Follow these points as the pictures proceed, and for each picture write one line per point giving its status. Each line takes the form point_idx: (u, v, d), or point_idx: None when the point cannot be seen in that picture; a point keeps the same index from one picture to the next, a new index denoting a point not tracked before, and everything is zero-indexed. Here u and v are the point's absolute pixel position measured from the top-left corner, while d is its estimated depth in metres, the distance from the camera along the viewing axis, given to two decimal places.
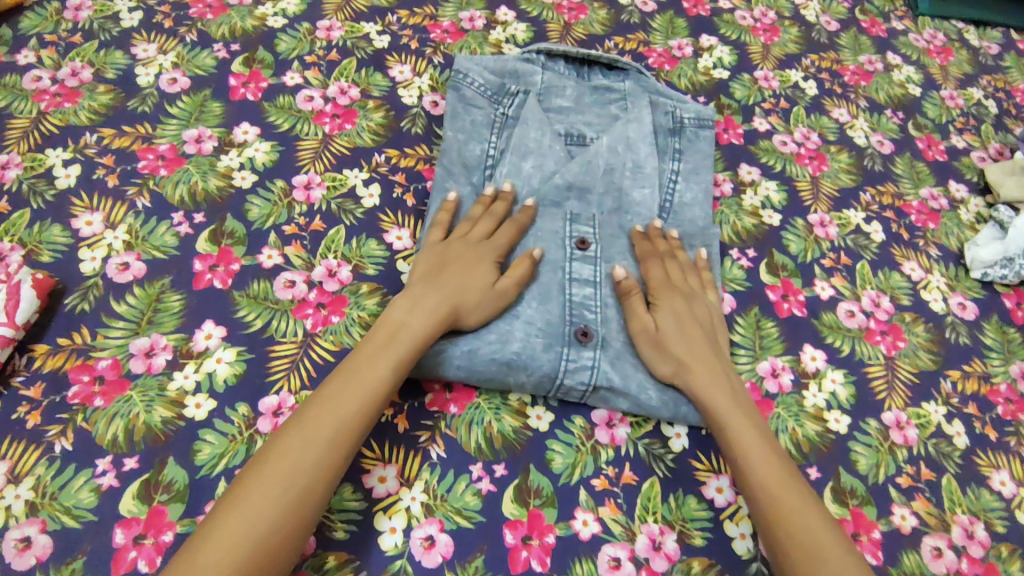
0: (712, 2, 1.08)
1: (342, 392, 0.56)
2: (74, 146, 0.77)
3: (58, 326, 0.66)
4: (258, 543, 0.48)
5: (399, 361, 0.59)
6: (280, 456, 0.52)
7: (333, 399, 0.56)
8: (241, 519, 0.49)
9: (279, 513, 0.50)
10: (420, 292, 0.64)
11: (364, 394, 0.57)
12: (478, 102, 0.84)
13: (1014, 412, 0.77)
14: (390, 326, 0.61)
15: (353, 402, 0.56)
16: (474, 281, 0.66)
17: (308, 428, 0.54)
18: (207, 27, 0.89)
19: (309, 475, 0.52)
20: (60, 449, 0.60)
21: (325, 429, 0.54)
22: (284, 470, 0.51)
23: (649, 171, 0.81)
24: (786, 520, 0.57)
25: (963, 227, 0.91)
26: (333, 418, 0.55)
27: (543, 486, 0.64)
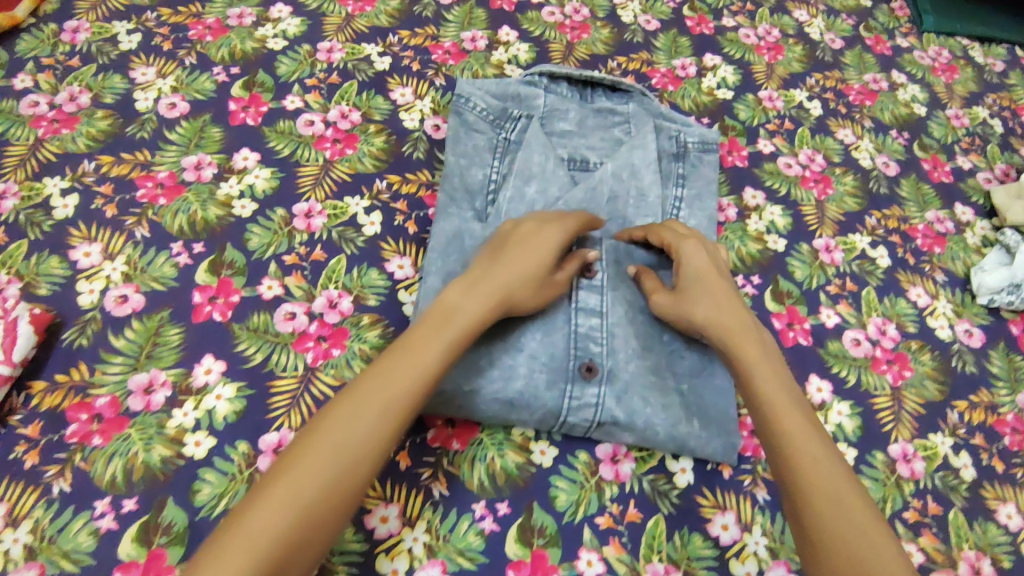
0: (715, 20, 1.07)
1: (402, 369, 0.54)
2: (72, 174, 0.76)
3: (57, 362, 0.66)
4: (295, 517, 0.46)
5: (452, 345, 0.57)
6: (321, 431, 0.49)
7: (394, 373, 0.53)
8: (291, 487, 0.47)
9: (321, 489, 0.47)
10: (484, 274, 0.62)
11: (420, 375, 0.54)
12: (480, 127, 0.83)
13: (1021, 442, 0.76)
14: (444, 310, 0.59)
15: (402, 381, 0.53)
16: (536, 261, 0.64)
17: (366, 402, 0.51)
18: (206, 50, 0.88)
19: (358, 452, 0.49)
20: (59, 491, 0.59)
21: (381, 404, 0.52)
22: (337, 441, 0.49)
23: (653, 199, 0.80)
24: (806, 471, 0.53)
25: (969, 251, 0.90)
26: (393, 396, 0.52)
27: (547, 525, 0.64)
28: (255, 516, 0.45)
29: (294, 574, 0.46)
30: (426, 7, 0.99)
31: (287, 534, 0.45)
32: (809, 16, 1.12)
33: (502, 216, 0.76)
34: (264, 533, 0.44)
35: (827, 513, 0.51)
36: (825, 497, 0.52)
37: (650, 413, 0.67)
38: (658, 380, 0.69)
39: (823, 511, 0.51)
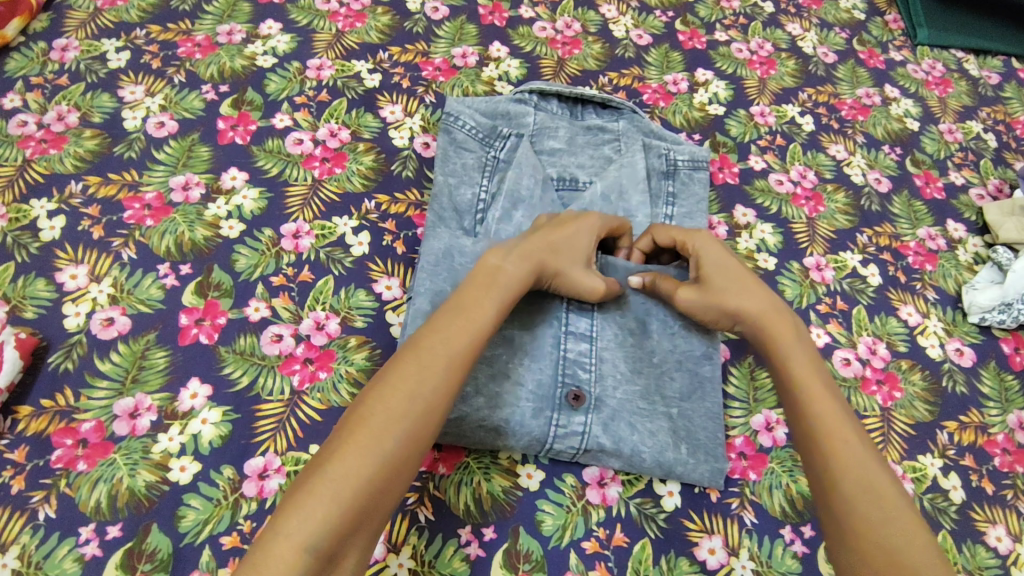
0: (708, 35, 1.07)
1: (457, 325, 0.56)
2: (60, 196, 0.77)
3: (43, 386, 0.66)
4: (381, 465, 0.48)
5: (503, 303, 0.59)
6: (393, 385, 0.51)
7: (447, 332, 0.55)
8: (369, 438, 0.48)
9: (402, 439, 0.49)
10: (526, 243, 0.64)
11: (475, 328, 0.56)
12: (469, 146, 0.83)
13: (1011, 463, 0.76)
14: (486, 271, 0.61)
15: (462, 338, 0.55)
16: (573, 250, 0.66)
17: (429, 357, 0.53)
18: (195, 68, 0.88)
19: (427, 402, 0.51)
20: (43, 517, 0.59)
21: (442, 357, 0.54)
22: (408, 392, 0.51)
23: (642, 219, 0.80)
24: (836, 457, 0.55)
25: (961, 268, 0.90)
26: (451, 351, 0.54)
27: (533, 550, 0.63)
28: (337, 466, 0.47)
29: (373, 519, 0.48)
30: (416, 23, 0.99)
31: (367, 483, 0.47)
32: (802, 30, 1.11)
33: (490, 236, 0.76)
34: (346, 485, 0.46)
35: (869, 514, 0.52)
36: (862, 491, 0.53)
37: (637, 439, 0.67)
38: (646, 405, 0.69)
39: (865, 509, 0.52)
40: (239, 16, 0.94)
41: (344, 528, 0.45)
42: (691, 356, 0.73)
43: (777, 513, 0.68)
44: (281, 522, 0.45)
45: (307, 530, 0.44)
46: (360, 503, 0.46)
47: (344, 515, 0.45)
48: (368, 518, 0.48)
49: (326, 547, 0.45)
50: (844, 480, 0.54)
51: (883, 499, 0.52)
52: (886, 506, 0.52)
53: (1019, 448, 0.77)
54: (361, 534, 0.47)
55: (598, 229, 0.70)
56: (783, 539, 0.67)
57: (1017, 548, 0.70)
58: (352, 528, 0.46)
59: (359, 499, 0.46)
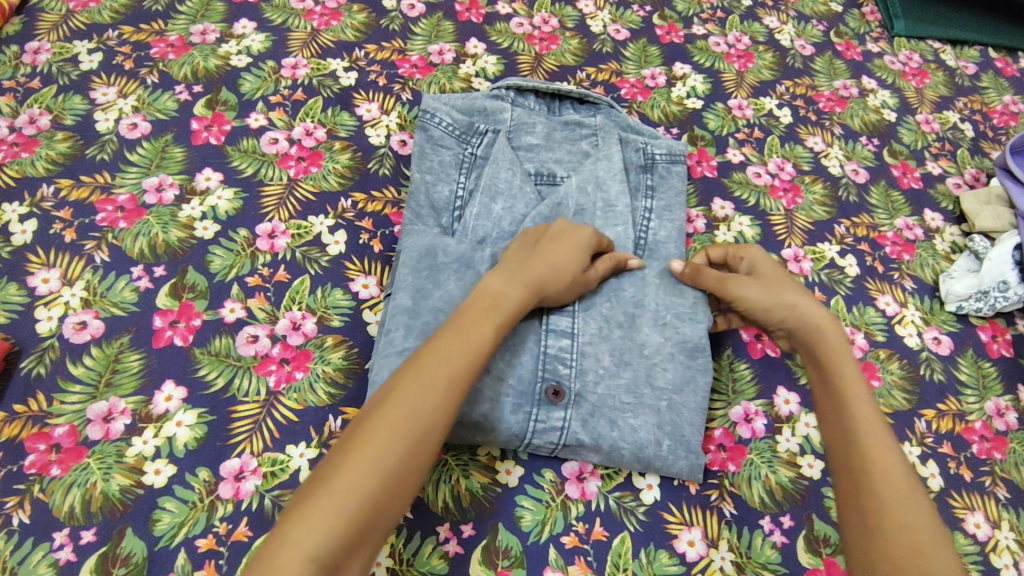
0: (685, 28, 1.07)
1: (459, 341, 0.55)
2: (31, 199, 0.76)
3: (15, 391, 0.65)
4: (386, 478, 0.47)
5: (501, 324, 0.58)
6: (400, 396, 0.51)
7: (450, 346, 0.55)
8: (371, 452, 0.48)
9: (407, 450, 0.49)
10: (519, 263, 0.64)
11: (475, 344, 0.55)
12: (446, 143, 0.82)
13: (989, 450, 0.76)
14: (489, 290, 0.60)
15: (465, 354, 0.54)
16: (565, 260, 0.66)
17: (433, 372, 0.52)
18: (168, 68, 0.88)
19: (427, 418, 0.50)
20: (17, 522, 0.59)
21: (442, 372, 0.53)
22: (409, 409, 0.50)
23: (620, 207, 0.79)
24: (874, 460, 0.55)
25: (938, 257, 0.90)
26: (452, 366, 0.53)
27: (512, 546, 0.63)
28: (341, 479, 0.46)
29: (376, 538, 0.47)
30: (393, 21, 0.98)
31: (367, 499, 0.46)
32: (779, 23, 1.12)
33: (468, 232, 0.76)
34: (348, 506, 0.45)
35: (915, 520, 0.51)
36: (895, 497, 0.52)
37: (616, 436, 0.66)
38: (631, 400, 0.68)
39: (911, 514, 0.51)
40: (213, 15, 0.94)
41: (349, 540, 0.45)
42: (683, 345, 0.71)
43: (757, 505, 0.68)
44: (288, 531, 0.44)
45: (312, 541, 0.43)
46: (359, 519, 0.45)
47: (347, 529, 0.45)
48: (371, 535, 0.46)
49: (329, 562, 0.44)
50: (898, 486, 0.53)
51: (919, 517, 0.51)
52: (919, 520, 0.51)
53: (997, 435, 0.78)
54: (363, 549, 0.46)
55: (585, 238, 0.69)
56: (762, 530, 0.67)
57: (995, 534, 0.71)
58: (355, 543, 0.45)
59: (361, 513, 0.46)
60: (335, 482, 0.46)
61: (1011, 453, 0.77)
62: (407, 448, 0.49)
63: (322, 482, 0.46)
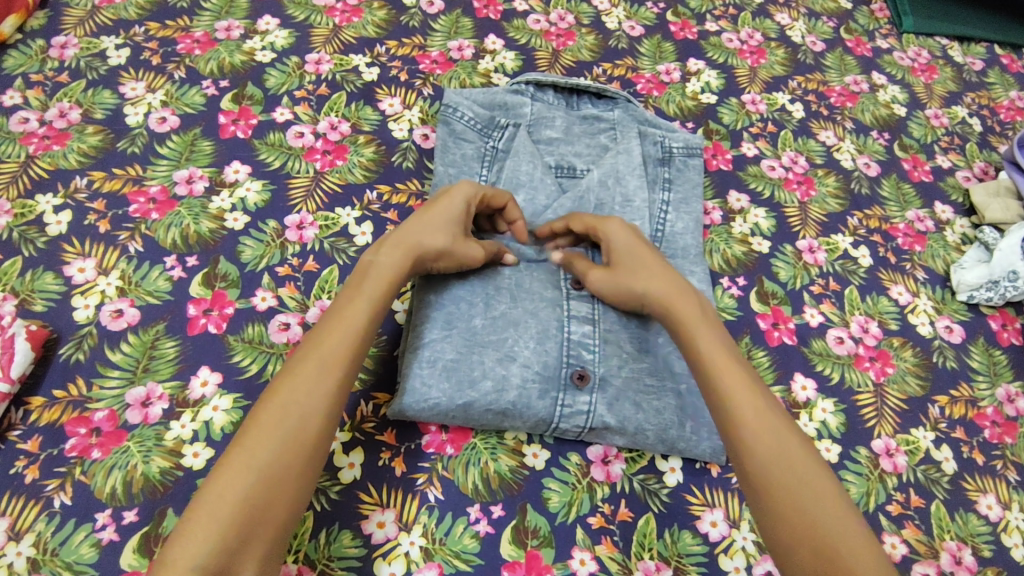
0: (698, 25, 1.09)
1: (335, 335, 0.57)
2: (65, 191, 0.77)
3: (54, 377, 0.67)
4: (263, 469, 0.49)
5: (376, 297, 0.60)
6: (273, 392, 0.53)
7: (324, 334, 0.57)
8: (248, 448, 0.50)
9: (282, 439, 0.50)
10: (404, 232, 0.65)
11: (348, 334, 0.57)
12: (467, 135, 0.84)
13: (1000, 434, 0.78)
14: (361, 269, 0.62)
15: (338, 336, 0.57)
16: (438, 220, 0.66)
17: (308, 372, 0.54)
18: (195, 63, 0.89)
19: (305, 404, 0.52)
20: (59, 504, 0.60)
21: (315, 359, 0.55)
22: (283, 400, 0.52)
23: (639, 201, 0.81)
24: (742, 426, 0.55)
25: (949, 248, 0.92)
26: (328, 360, 0.55)
27: (541, 526, 0.65)
28: (218, 483, 0.48)
29: (270, 526, 0.48)
30: (412, 17, 1.00)
31: (246, 499, 0.48)
32: (790, 19, 1.13)
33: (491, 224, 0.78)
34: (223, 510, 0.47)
35: (792, 498, 0.51)
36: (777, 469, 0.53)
37: (641, 418, 0.68)
38: (654, 383, 0.70)
39: (782, 481, 0.52)
40: (237, 12, 0.95)
41: (232, 536, 0.46)
42: None
43: None
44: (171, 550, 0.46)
45: (193, 550, 0.45)
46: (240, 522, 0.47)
47: (226, 535, 0.46)
48: (260, 531, 0.48)
49: (214, 567, 0.45)
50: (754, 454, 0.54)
51: (803, 471, 0.53)
52: (818, 487, 0.52)
53: (1008, 420, 0.80)
54: (255, 544, 0.47)
55: (473, 200, 0.69)
56: None
57: (1006, 515, 0.73)
58: (241, 545, 0.46)
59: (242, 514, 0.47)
60: (213, 486, 0.48)
61: (1021, 437, 0.78)
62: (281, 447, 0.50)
63: (200, 497, 0.48)
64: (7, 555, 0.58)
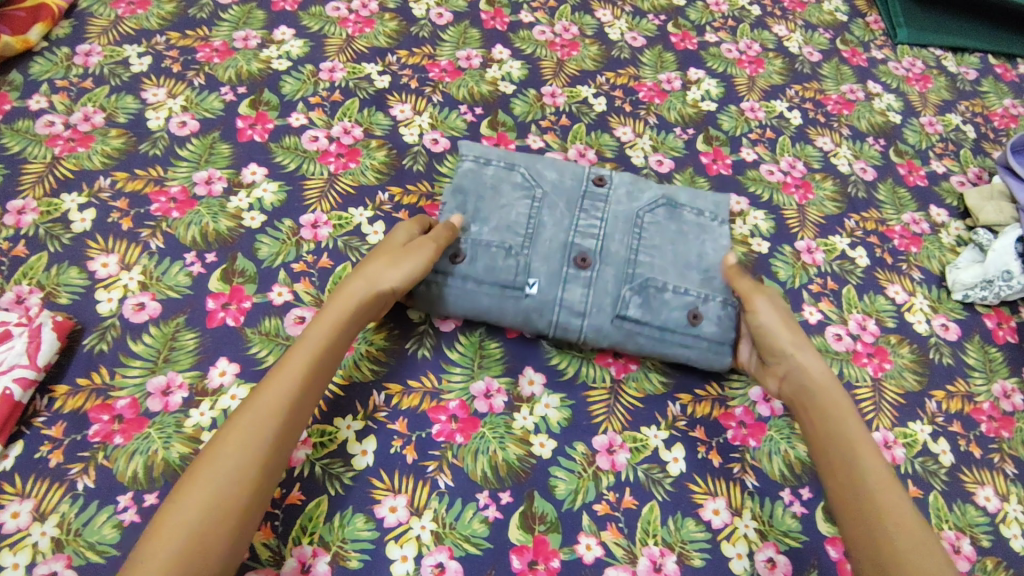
0: (698, 36, 1.13)
1: (269, 392, 0.58)
2: (89, 190, 0.80)
3: (78, 366, 0.69)
4: (199, 528, 0.50)
5: (320, 343, 0.62)
6: (210, 458, 0.54)
7: (262, 397, 0.57)
8: (182, 507, 0.51)
9: (222, 499, 0.52)
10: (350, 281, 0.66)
11: (285, 391, 0.58)
12: (488, 212, 0.78)
13: (997, 429, 0.80)
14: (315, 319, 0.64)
15: (276, 397, 0.58)
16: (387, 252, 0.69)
17: (241, 432, 0.55)
18: (214, 71, 0.93)
19: (241, 463, 0.54)
20: (82, 487, 0.62)
21: (253, 422, 0.56)
22: (220, 461, 0.54)
23: (671, 312, 0.75)
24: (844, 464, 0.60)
25: (944, 250, 0.95)
26: (269, 400, 0.57)
27: (548, 512, 0.67)
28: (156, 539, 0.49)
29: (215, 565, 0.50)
30: (422, 28, 1.04)
31: (200, 532, 0.50)
32: (788, 31, 1.17)
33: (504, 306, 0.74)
34: (169, 523, 0.50)
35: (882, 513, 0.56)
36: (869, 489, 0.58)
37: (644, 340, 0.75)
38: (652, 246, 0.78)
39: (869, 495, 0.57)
40: (254, 22, 0.99)
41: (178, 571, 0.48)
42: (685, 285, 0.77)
43: (777, 477, 0.72)
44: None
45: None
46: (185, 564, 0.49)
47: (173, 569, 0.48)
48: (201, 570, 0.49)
49: None
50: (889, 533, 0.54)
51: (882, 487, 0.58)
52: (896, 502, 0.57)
53: (1004, 415, 0.81)
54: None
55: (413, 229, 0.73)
56: (783, 501, 0.71)
57: (1003, 506, 0.74)
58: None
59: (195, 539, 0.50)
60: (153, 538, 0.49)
61: (1018, 432, 0.80)
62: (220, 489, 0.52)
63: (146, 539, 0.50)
64: (32, 534, 0.60)
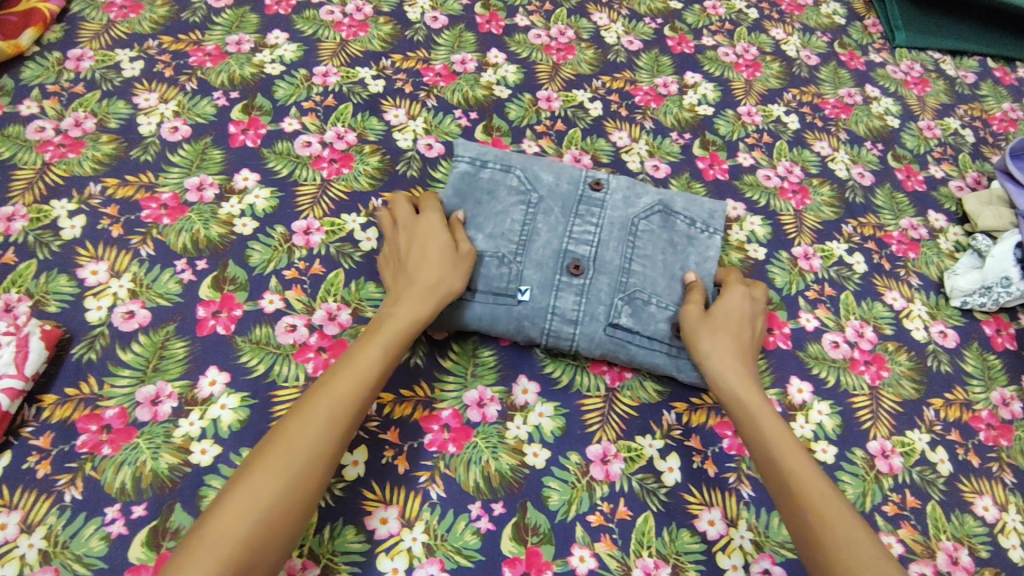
0: (695, 40, 1.12)
1: (338, 388, 0.59)
2: (79, 197, 0.80)
3: (66, 375, 0.68)
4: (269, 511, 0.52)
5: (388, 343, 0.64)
6: (281, 440, 0.55)
7: (337, 385, 0.59)
8: (252, 491, 0.52)
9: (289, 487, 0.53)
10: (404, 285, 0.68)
11: (355, 385, 0.60)
12: (482, 219, 0.77)
13: (995, 437, 0.79)
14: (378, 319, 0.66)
15: (348, 392, 0.59)
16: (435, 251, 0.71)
17: (311, 420, 0.57)
18: (206, 76, 0.92)
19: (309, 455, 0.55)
20: (70, 498, 0.62)
21: (324, 412, 0.57)
22: (291, 445, 0.55)
23: (660, 323, 0.74)
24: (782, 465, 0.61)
25: (942, 256, 0.94)
26: (340, 402, 0.58)
27: (541, 523, 0.66)
28: (227, 514, 0.51)
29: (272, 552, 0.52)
30: (417, 32, 1.03)
31: (267, 519, 0.52)
32: (785, 34, 1.16)
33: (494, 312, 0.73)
34: (239, 503, 0.51)
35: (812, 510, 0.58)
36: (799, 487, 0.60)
37: (636, 349, 0.74)
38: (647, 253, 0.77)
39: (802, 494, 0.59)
40: (247, 26, 0.99)
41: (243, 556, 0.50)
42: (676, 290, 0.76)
43: None
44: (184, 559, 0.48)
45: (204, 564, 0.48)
46: (250, 554, 0.50)
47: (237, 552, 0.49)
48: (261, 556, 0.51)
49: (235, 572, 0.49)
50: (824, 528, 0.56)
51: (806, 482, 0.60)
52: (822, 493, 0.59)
53: (1003, 423, 0.81)
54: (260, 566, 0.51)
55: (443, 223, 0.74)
56: None
57: (1002, 516, 0.74)
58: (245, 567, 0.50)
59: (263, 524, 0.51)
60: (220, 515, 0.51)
61: (1016, 440, 0.80)
62: (293, 482, 0.54)
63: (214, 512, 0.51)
64: (19, 546, 0.59)
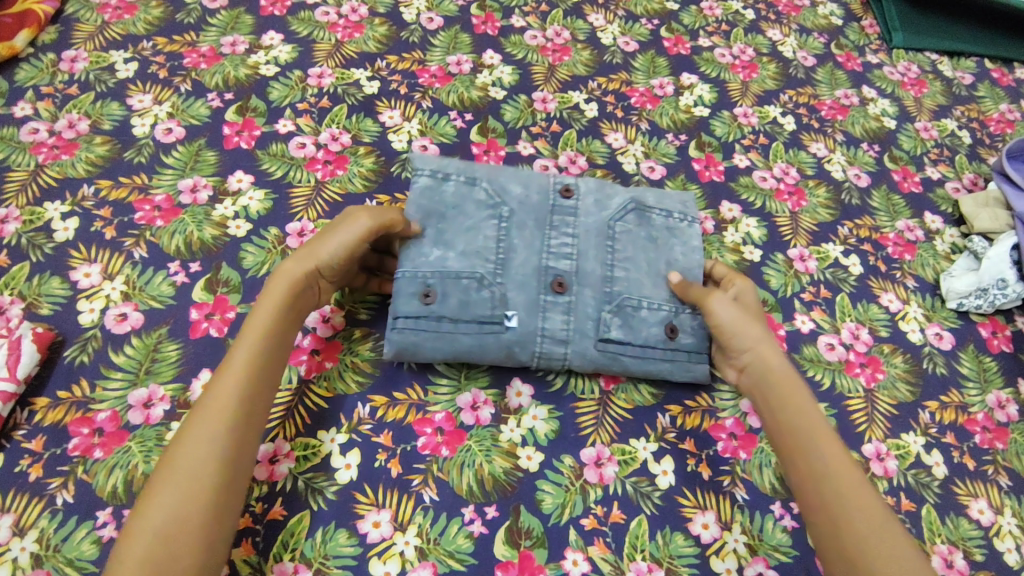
0: (691, 41, 1.12)
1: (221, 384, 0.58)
2: (73, 199, 0.80)
3: (58, 378, 0.68)
4: (167, 521, 0.51)
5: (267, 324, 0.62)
6: (179, 448, 0.55)
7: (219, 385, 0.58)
8: (154, 503, 0.52)
9: (189, 492, 0.52)
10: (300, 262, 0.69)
11: (235, 378, 0.58)
12: (452, 237, 0.74)
13: (991, 440, 0.79)
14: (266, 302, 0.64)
15: (233, 386, 0.58)
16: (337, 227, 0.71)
17: (198, 422, 0.56)
18: (201, 77, 0.92)
19: (206, 455, 0.54)
20: (61, 502, 0.61)
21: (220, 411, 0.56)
22: (188, 450, 0.54)
23: (651, 330, 0.74)
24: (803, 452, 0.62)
25: (938, 258, 0.94)
26: (226, 397, 0.57)
27: (534, 527, 0.66)
28: (134, 531, 0.51)
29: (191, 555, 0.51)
30: (412, 33, 1.03)
31: (175, 526, 0.51)
32: (782, 35, 1.16)
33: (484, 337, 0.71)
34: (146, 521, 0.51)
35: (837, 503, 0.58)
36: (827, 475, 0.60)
37: (628, 361, 0.74)
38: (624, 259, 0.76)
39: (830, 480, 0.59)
40: (242, 27, 0.98)
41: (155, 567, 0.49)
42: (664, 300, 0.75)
43: (767, 490, 0.71)
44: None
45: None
46: (157, 562, 0.49)
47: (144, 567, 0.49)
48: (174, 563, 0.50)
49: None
50: (855, 525, 0.56)
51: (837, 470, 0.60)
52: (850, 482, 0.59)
53: (998, 426, 0.81)
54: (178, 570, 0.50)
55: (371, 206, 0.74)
56: (773, 514, 0.70)
57: (997, 519, 0.73)
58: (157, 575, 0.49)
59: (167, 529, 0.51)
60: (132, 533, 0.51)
61: (1012, 443, 0.79)
62: (186, 484, 0.53)
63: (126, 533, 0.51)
64: (11, 550, 0.59)
